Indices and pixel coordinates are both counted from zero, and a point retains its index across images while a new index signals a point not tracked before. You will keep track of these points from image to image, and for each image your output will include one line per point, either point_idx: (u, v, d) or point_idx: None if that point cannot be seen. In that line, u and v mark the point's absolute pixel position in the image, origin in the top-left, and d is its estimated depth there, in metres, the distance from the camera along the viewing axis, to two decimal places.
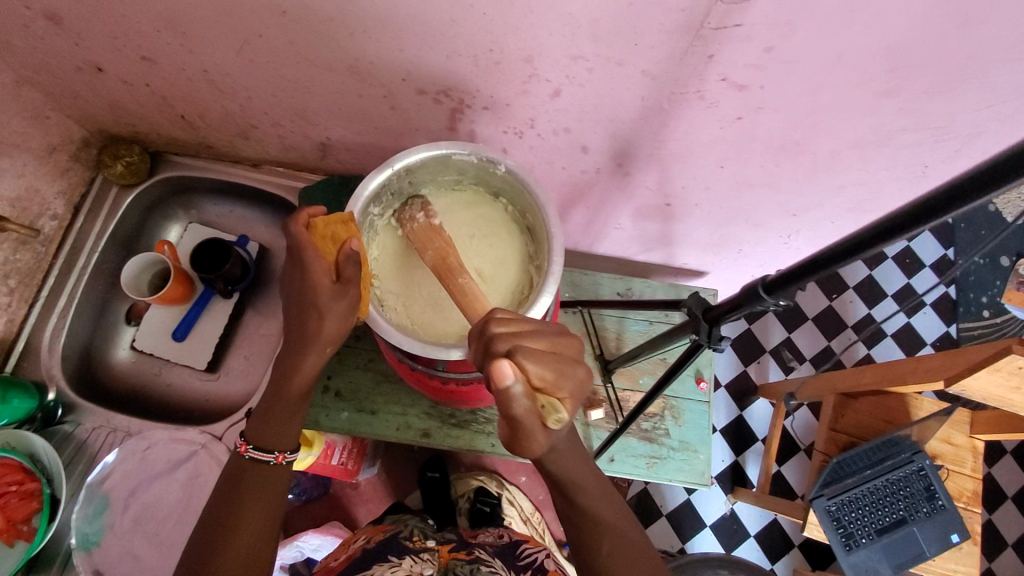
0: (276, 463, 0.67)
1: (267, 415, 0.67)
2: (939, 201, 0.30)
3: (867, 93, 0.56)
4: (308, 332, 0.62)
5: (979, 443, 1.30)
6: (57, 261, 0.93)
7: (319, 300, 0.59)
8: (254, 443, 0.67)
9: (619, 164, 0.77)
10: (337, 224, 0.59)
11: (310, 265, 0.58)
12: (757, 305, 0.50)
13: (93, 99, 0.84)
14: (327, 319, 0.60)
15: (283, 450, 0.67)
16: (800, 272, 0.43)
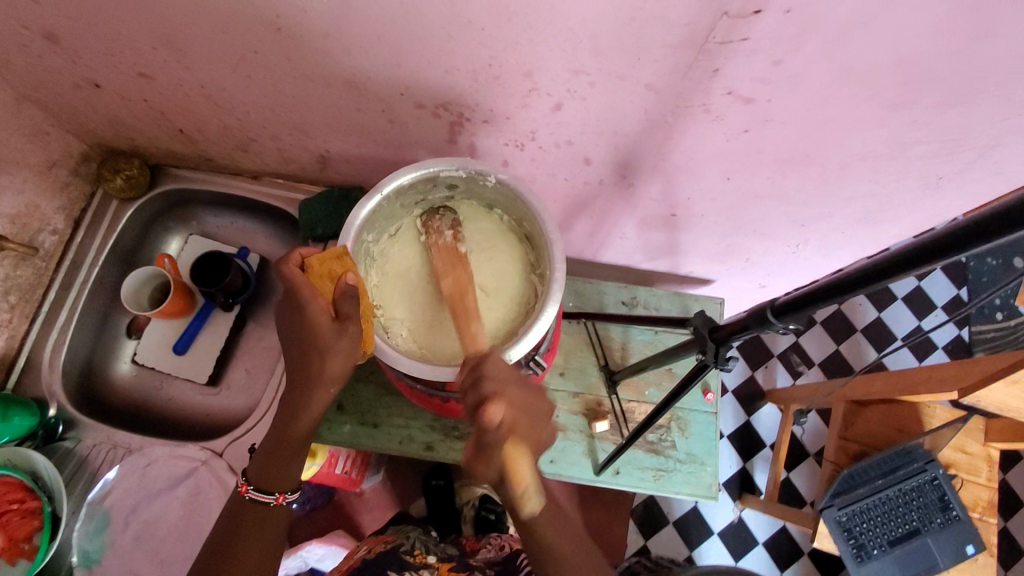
0: (276, 503, 0.65)
1: (270, 455, 0.65)
2: (967, 233, 0.30)
3: (880, 105, 0.54)
4: (310, 369, 0.60)
5: (994, 453, 1.27)
6: (57, 276, 0.92)
7: (321, 337, 0.58)
8: (254, 483, 0.65)
9: (623, 176, 0.75)
10: (331, 261, 0.57)
11: (307, 306, 0.57)
12: (766, 329, 0.48)
13: (91, 114, 0.83)
14: (331, 361, 0.59)
15: (283, 492, 0.65)
16: (811, 298, 0.42)
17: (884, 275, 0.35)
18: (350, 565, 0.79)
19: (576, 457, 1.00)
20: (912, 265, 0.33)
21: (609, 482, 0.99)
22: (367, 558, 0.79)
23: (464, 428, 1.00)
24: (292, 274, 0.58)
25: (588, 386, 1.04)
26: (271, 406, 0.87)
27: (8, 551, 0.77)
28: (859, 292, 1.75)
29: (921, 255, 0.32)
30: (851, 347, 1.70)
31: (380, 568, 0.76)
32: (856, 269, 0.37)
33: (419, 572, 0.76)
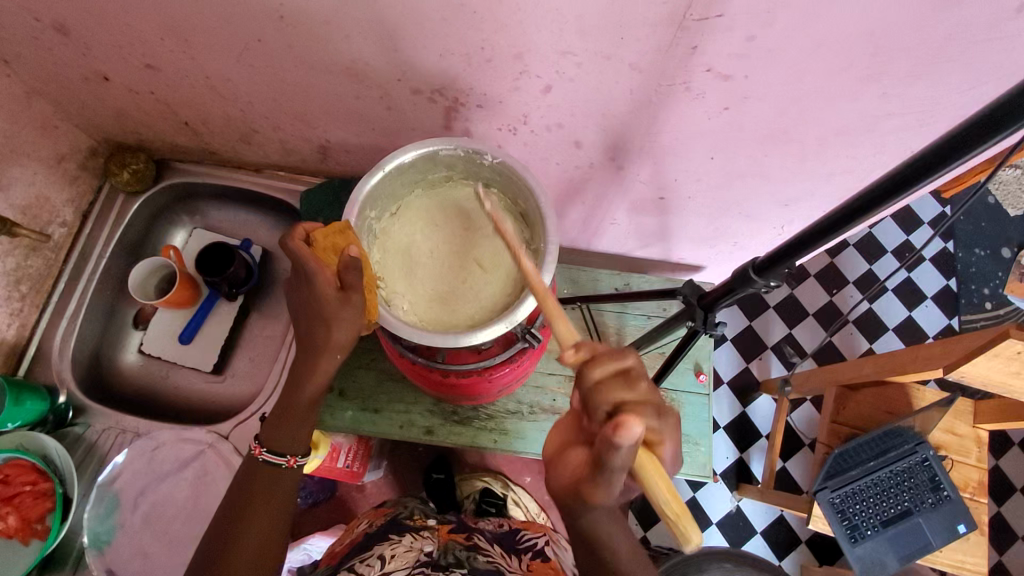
0: (288, 467, 0.64)
1: (281, 420, 0.65)
2: (922, 165, 0.32)
3: (850, 78, 0.58)
4: (315, 343, 0.61)
5: (983, 434, 1.30)
6: (66, 267, 0.95)
7: (326, 309, 0.59)
8: (268, 445, 0.64)
9: (612, 158, 0.79)
10: (337, 235, 0.60)
11: (314, 277, 0.58)
12: (748, 288, 0.51)
13: (99, 108, 0.86)
14: (337, 330, 0.60)
15: (296, 454, 0.65)
16: (794, 247, 0.44)
17: (855, 214, 0.38)
18: (352, 540, 0.80)
19: None
20: (881, 199, 0.36)
21: None
22: (370, 531, 0.80)
23: (464, 412, 1.03)
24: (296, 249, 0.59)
25: None
26: (276, 389, 0.91)
27: (21, 532, 0.79)
28: (850, 283, 1.78)
29: (887, 188, 0.35)
30: (843, 337, 1.73)
31: (384, 531, 0.78)
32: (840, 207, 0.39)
33: (419, 532, 0.78)
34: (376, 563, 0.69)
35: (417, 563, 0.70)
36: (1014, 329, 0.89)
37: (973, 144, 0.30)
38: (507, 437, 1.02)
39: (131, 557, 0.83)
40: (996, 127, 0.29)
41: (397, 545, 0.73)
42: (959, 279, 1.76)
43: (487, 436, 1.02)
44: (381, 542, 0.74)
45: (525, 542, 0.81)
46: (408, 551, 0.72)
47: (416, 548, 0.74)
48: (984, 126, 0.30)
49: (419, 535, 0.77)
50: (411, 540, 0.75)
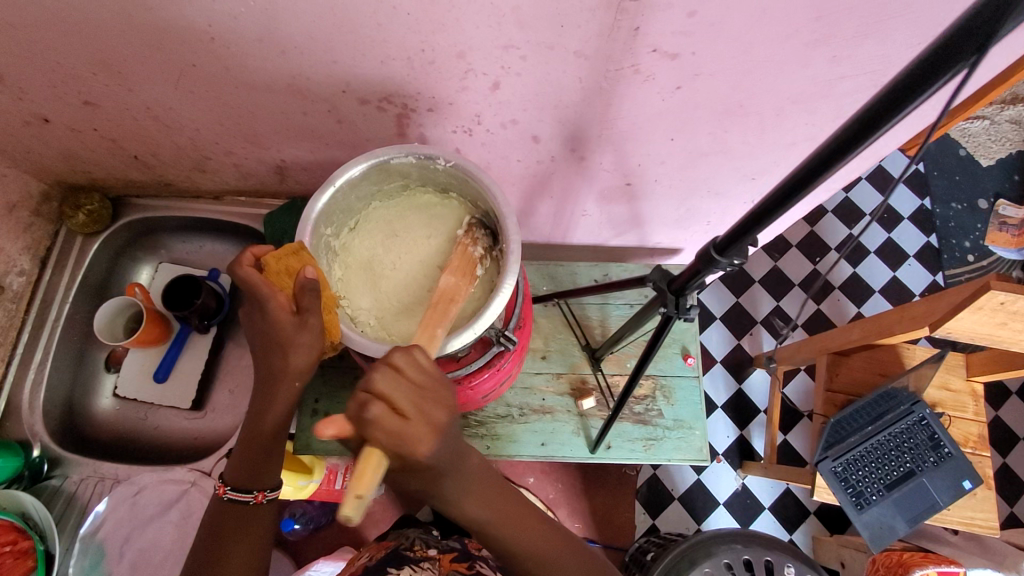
0: (256, 503, 0.63)
1: (245, 458, 0.63)
2: (858, 128, 0.31)
3: (799, 44, 0.57)
4: (275, 366, 0.60)
5: (978, 386, 1.31)
6: (29, 317, 0.92)
7: (282, 333, 0.57)
8: (232, 483, 0.64)
9: (573, 149, 0.77)
10: (289, 257, 0.57)
11: (267, 304, 0.57)
12: (715, 269, 0.49)
13: (45, 151, 0.84)
14: (294, 356, 0.59)
15: (263, 488, 0.63)
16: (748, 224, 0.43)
17: (801, 184, 0.36)
18: (353, 571, 0.78)
19: (567, 437, 1.01)
20: (819, 171, 0.35)
21: (602, 457, 1.00)
22: (370, 561, 0.78)
23: None
24: (247, 273, 0.57)
25: (572, 365, 1.05)
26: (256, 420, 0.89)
27: None
28: (833, 249, 1.78)
29: (829, 156, 0.34)
30: (831, 304, 1.73)
31: (383, 564, 0.75)
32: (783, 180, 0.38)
33: (419, 563, 0.76)
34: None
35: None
36: (994, 280, 0.89)
37: (901, 104, 0.29)
38: (499, 442, 1.00)
39: None
40: (917, 86, 0.28)
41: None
42: (939, 235, 1.77)
43: (479, 442, 1.00)
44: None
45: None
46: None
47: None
48: (907, 85, 0.29)
49: (419, 567, 0.75)
50: (410, 572, 0.73)
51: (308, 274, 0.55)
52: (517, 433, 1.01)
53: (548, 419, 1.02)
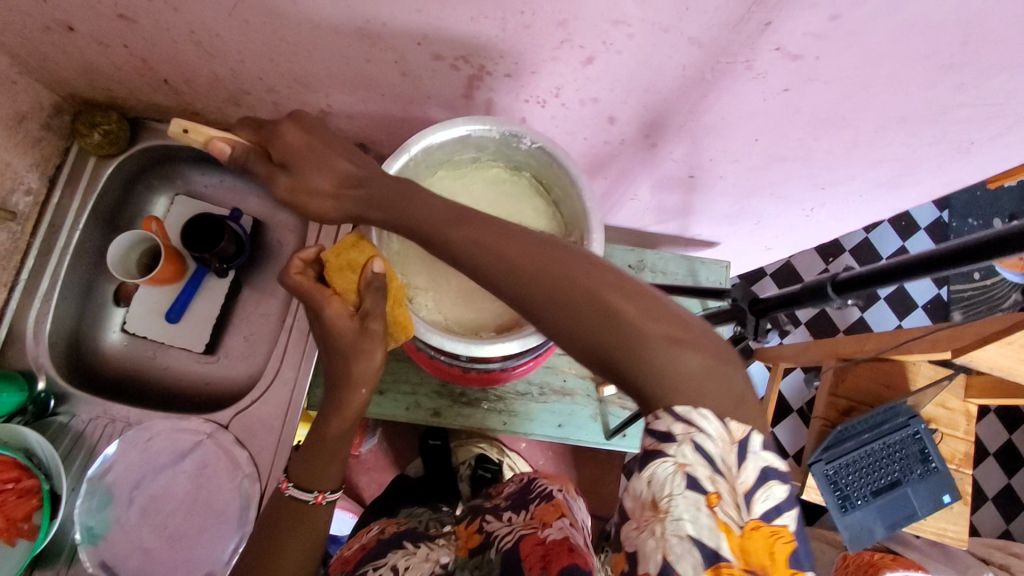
0: (315, 504, 0.58)
1: (309, 457, 0.58)
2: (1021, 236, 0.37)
3: (931, 66, 0.52)
4: (336, 377, 0.55)
5: (972, 407, 1.35)
6: (35, 240, 0.86)
7: (341, 341, 0.53)
8: (294, 479, 0.59)
9: (647, 136, 0.72)
10: (351, 251, 0.54)
11: (326, 304, 0.53)
12: (822, 304, 0.52)
13: (62, 61, 0.75)
14: (359, 362, 0.54)
15: (323, 490, 0.58)
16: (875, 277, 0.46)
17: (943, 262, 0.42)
18: (365, 543, 0.77)
19: (584, 421, 1.00)
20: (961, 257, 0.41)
21: (616, 445, 1.00)
22: (382, 534, 0.78)
23: (472, 393, 0.99)
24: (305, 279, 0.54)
25: None
26: (276, 375, 0.85)
27: (6, 533, 0.73)
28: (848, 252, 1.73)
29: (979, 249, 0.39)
30: (836, 307, 1.74)
31: (399, 538, 0.76)
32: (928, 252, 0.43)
33: (434, 539, 0.76)
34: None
35: None
36: None
37: None
38: (516, 419, 0.99)
39: (130, 553, 0.78)
40: None
41: (412, 556, 0.71)
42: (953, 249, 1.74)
43: (496, 418, 0.99)
44: (396, 550, 0.73)
45: (537, 491, 0.78)
46: (423, 563, 0.71)
47: (432, 559, 0.72)
48: None
49: (434, 544, 0.75)
50: (428, 551, 0.73)
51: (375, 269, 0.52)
52: (535, 412, 1.00)
53: (567, 401, 1.01)
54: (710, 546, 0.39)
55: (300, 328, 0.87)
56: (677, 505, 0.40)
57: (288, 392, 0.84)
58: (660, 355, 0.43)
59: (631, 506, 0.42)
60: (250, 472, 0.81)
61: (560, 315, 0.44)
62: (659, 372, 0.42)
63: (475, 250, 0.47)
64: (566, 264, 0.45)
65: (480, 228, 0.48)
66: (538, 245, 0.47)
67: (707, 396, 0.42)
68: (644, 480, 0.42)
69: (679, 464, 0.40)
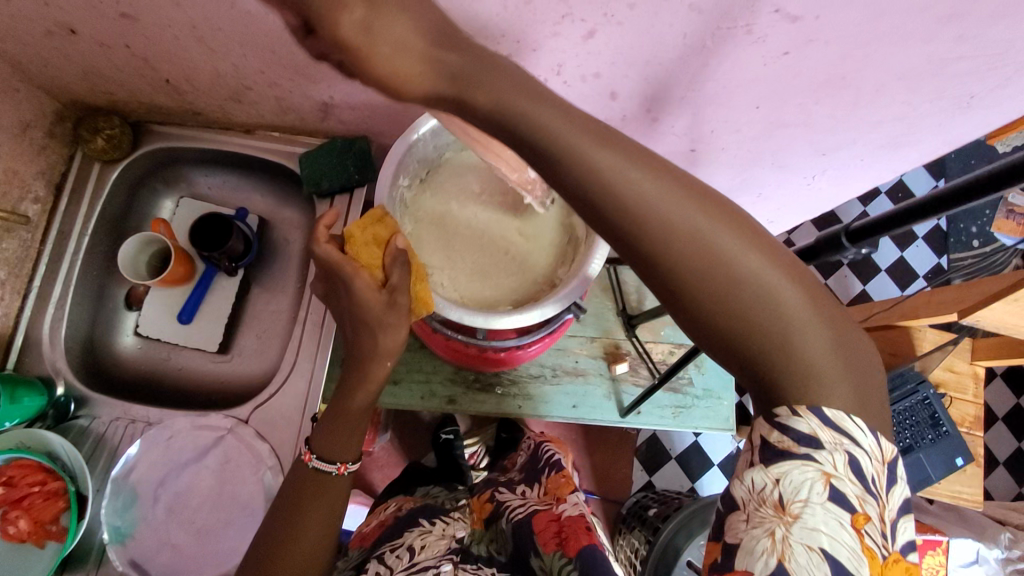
0: (337, 475, 0.58)
1: (332, 427, 0.57)
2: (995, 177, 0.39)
3: (928, 20, 0.53)
4: (363, 351, 0.53)
5: (979, 370, 1.36)
6: (45, 247, 0.86)
7: (369, 313, 0.52)
8: (318, 452, 0.58)
9: (648, 109, 0.73)
10: (374, 228, 0.56)
11: (352, 275, 0.52)
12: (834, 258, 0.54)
13: (66, 66, 0.76)
14: (383, 337, 0.52)
15: (346, 461, 0.58)
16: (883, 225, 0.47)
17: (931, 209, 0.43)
18: (383, 521, 0.78)
19: (599, 400, 1.01)
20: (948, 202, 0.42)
21: (631, 422, 1.01)
22: (400, 511, 0.79)
23: (486, 378, 1.00)
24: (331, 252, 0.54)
25: (606, 330, 1.03)
26: (293, 368, 0.85)
27: (35, 535, 0.74)
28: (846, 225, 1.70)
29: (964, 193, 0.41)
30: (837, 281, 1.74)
31: (414, 515, 0.76)
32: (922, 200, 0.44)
33: (449, 515, 0.78)
34: (406, 555, 0.67)
35: (449, 552, 0.70)
36: None
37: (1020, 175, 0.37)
38: (531, 402, 1.00)
39: (158, 549, 0.79)
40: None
41: (428, 534, 0.71)
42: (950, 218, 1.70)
43: (511, 402, 1.00)
44: (412, 528, 0.72)
45: (544, 457, 0.85)
46: (438, 541, 0.71)
47: (448, 534, 0.74)
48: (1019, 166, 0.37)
49: (449, 518, 0.77)
50: (443, 527, 0.74)
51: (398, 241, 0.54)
52: (549, 394, 1.00)
53: (580, 381, 1.01)
54: (847, 569, 0.38)
55: (314, 319, 0.87)
56: (811, 514, 0.39)
57: (306, 383, 0.85)
58: (795, 331, 0.39)
59: (744, 496, 0.42)
60: (272, 464, 0.82)
61: (689, 274, 0.39)
62: (791, 356, 0.40)
63: (624, 181, 0.37)
64: (721, 234, 0.38)
65: (627, 154, 0.38)
66: (689, 194, 0.39)
67: (839, 394, 0.40)
68: (771, 478, 0.41)
69: (825, 473, 0.40)
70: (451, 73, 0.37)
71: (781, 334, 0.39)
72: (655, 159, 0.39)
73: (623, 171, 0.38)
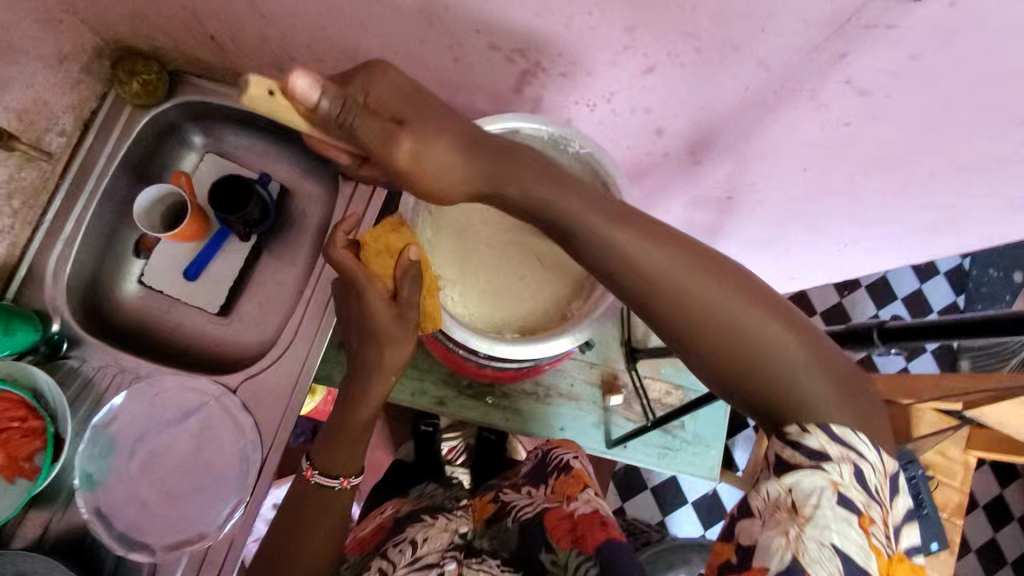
0: (340, 488, 0.60)
1: (334, 444, 0.59)
2: None
3: (998, 119, 0.52)
4: (370, 360, 0.56)
5: (971, 459, 1.34)
6: (63, 182, 0.85)
7: (376, 323, 0.54)
8: (320, 467, 0.60)
9: (692, 151, 0.71)
10: (390, 235, 0.55)
11: (364, 285, 0.54)
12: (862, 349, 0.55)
13: (114, 6, 0.75)
14: (389, 349, 0.55)
15: (349, 476, 0.60)
16: (924, 332, 0.48)
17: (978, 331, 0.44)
18: (382, 524, 0.75)
19: (587, 427, 1.00)
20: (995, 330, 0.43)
21: (615, 455, 1.00)
22: (398, 514, 0.75)
23: (479, 386, 0.99)
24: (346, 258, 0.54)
25: (607, 358, 1.01)
26: (289, 346, 0.84)
27: (7, 470, 0.73)
28: (863, 286, 1.65)
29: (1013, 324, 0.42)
30: None
31: (414, 514, 0.73)
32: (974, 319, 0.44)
33: (452, 511, 0.73)
34: (408, 550, 0.64)
35: (452, 546, 0.66)
36: None
37: None
38: (519, 417, 0.99)
39: (126, 503, 0.78)
40: None
41: (430, 527, 0.68)
42: (968, 297, 1.66)
43: (500, 414, 0.99)
44: (413, 524, 0.70)
45: (552, 461, 0.74)
46: (441, 533, 0.67)
47: (450, 527, 0.69)
48: None
49: (452, 515, 0.72)
50: (445, 521, 0.70)
51: (410, 255, 0.53)
52: (540, 413, 0.99)
53: (572, 405, 1.00)
54: (857, 563, 0.41)
55: (318, 300, 0.86)
56: (823, 517, 0.42)
57: (299, 364, 0.84)
58: (791, 369, 0.45)
59: (759, 505, 0.45)
60: (253, 439, 0.82)
61: (680, 323, 0.46)
62: (780, 384, 0.45)
63: (601, 233, 0.47)
64: (703, 291, 0.46)
65: (609, 212, 0.48)
66: (658, 234, 0.47)
67: (836, 410, 0.45)
68: (784, 487, 0.44)
69: (833, 482, 0.42)
70: (488, 175, 0.49)
71: (767, 364, 0.45)
72: (617, 209, 0.49)
73: (626, 236, 0.47)
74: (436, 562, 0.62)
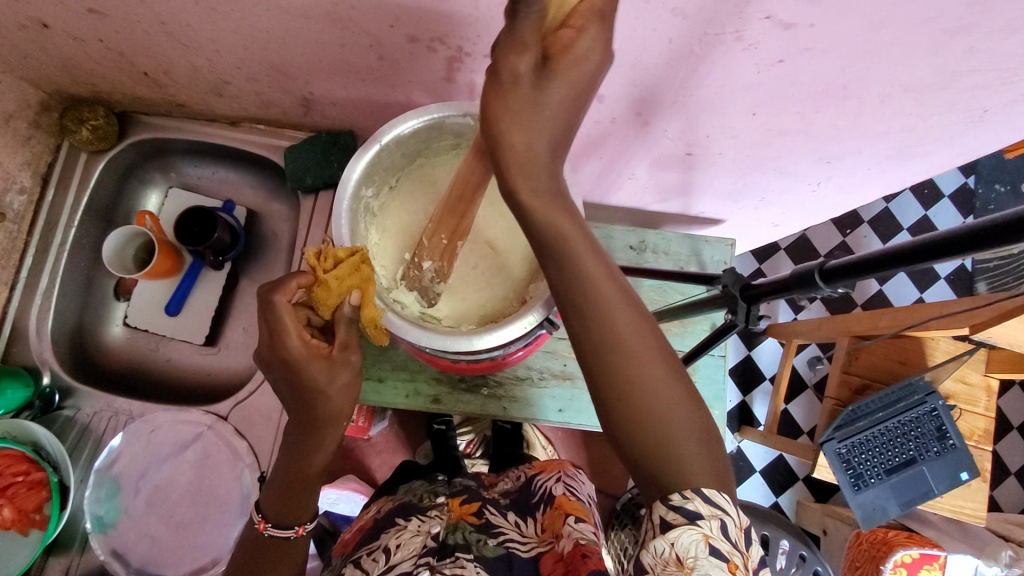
0: (296, 537, 0.60)
1: (287, 496, 0.59)
2: (994, 230, 0.37)
3: (934, 31, 0.49)
4: (301, 408, 0.53)
5: (993, 382, 1.30)
6: (32, 238, 0.86)
7: (289, 351, 0.50)
8: (273, 519, 0.60)
9: (639, 113, 0.68)
10: (348, 273, 0.53)
11: (304, 339, 0.50)
12: (812, 291, 0.52)
13: (46, 59, 0.75)
14: (333, 397, 0.53)
15: (304, 522, 0.60)
16: (865, 265, 0.46)
17: (920, 255, 0.41)
18: (363, 526, 0.75)
19: (585, 405, 0.99)
20: (935, 253, 0.40)
21: None
22: (379, 513, 0.75)
23: (471, 379, 0.98)
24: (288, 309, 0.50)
25: None
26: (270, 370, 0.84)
27: (19, 523, 0.76)
28: (865, 222, 1.57)
29: (953, 242, 0.39)
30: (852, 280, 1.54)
31: (392, 515, 0.72)
32: (917, 242, 0.41)
33: (427, 511, 0.71)
34: (382, 558, 0.64)
35: (426, 551, 0.65)
36: None
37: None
38: (516, 405, 0.99)
39: (138, 541, 0.81)
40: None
41: (404, 532, 0.67)
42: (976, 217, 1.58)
43: (496, 405, 0.98)
44: (388, 529, 0.69)
45: (538, 492, 0.73)
46: (415, 536, 0.67)
47: (424, 530, 0.68)
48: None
49: (426, 516, 0.70)
50: (419, 522, 0.69)
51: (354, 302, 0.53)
52: (535, 397, 0.99)
53: (567, 385, 0.99)
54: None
55: None
56: (704, 567, 0.40)
57: None
58: (659, 406, 0.42)
59: (650, 562, 0.42)
60: (250, 462, 0.83)
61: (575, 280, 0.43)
62: (639, 413, 0.42)
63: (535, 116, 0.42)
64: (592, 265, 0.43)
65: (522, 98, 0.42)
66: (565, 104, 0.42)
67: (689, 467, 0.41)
68: (668, 542, 0.41)
69: (705, 535, 0.40)
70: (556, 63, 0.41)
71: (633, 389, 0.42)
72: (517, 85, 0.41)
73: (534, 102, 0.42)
74: (410, 571, 0.62)
